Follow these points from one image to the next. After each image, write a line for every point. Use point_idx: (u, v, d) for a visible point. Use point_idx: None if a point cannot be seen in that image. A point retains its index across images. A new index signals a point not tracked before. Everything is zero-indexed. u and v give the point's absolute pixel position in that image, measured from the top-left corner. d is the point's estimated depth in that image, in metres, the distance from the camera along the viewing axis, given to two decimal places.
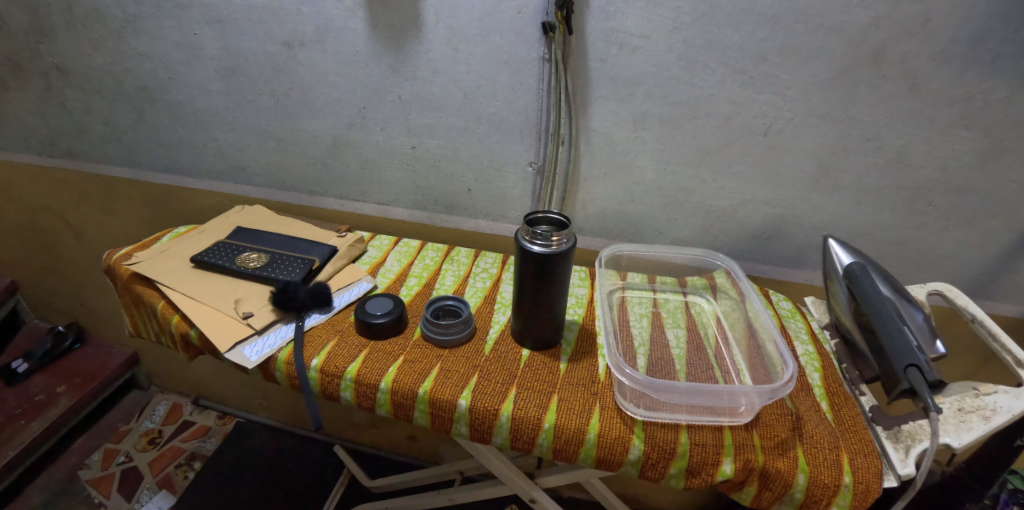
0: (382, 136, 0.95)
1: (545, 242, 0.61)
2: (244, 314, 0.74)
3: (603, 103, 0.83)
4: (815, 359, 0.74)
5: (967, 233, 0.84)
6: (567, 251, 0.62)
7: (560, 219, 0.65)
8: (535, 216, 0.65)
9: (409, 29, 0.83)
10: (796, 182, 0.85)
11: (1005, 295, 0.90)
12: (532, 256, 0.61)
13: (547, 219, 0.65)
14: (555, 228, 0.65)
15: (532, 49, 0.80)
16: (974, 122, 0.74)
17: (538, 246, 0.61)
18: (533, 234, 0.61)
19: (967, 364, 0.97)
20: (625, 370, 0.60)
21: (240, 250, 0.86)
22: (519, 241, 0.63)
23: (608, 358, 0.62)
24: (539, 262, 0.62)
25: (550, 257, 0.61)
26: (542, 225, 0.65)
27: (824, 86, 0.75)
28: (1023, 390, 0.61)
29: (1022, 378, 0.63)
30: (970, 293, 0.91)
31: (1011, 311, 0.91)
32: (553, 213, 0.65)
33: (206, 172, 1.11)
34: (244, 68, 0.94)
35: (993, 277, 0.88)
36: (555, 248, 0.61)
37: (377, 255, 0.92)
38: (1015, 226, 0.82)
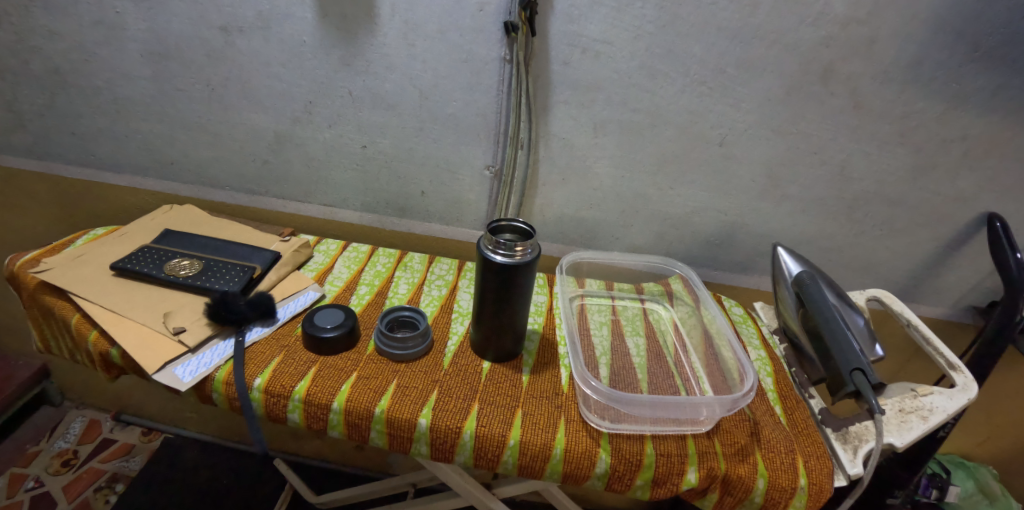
0: (329, 134, 0.89)
1: (507, 252, 0.59)
2: (174, 329, 0.67)
3: (563, 108, 0.81)
4: (768, 364, 0.77)
5: (897, 242, 0.90)
6: (531, 261, 0.60)
7: (526, 228, 0.62)
8: (498, 223, 0.62)
9: (361, 21, 0.78)
10: (747, 191, 0.87)
11: (927, 299, 0.97)
12: (495, 267, 0.59)
13: (511, 227, 0.63)
14: (520, 236, 0.63)
15: (493, 49, 0.77)
16: (908, 139, 0.79)
17: (501, 256, 0.59)
18: (495, 244, 0.59)
19: (894, 363, 1.04)
20: (591, 382, 0.59)
21: (169, 256, 0.78)
22: (481, 251, 0.61)
23: (573, 369, 0.61)
24: (503, 273, 0.60)
25: (514, 268, 0.59)
26: (506, 233, 0.63)
27: (777, 100, 0.78)
28: (955, 391, 0.65)
29: (954, 379, 0.67)
30: (899, 296, 0.97)
31: (932, 313, 0.99)
32: (517, 221, 0.63)
33: (129, 166, 1.00)
34: (175, 54, 0.86)
35: (919, 282, 0.95)
36: (518, 259, 0.59)
37: (325, 261, 0.86)
38: (937, 236, 0.89)
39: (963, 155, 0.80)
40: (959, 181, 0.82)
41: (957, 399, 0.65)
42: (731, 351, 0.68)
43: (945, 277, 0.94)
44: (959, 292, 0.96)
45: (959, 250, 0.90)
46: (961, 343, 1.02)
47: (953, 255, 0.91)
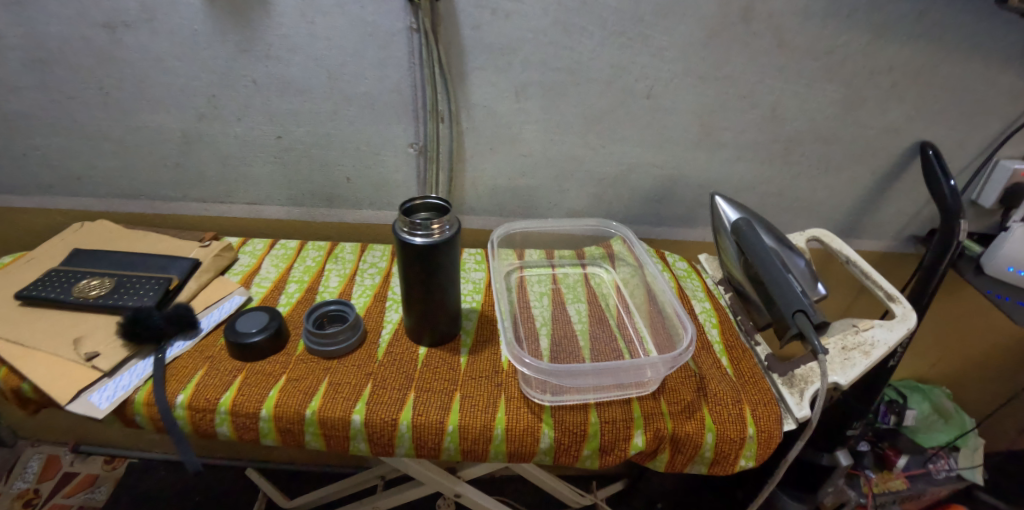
0: (240, 128, 0.83)
1: (426, 232, 0.56)
2: (87, 356, 0.62)
3: (480, 75, 0.77)
4: (713, 316, 0.75)
5: (835, 180, 0.90)
6: (452, 238, 0.58)
7: (442, 203, 0.59)
8: (411, 202, 0.58)
9: (253, 2, 0.72)
10: (680, 142, 0.85)
11: (867, 232, 0.99)
12: (416, 250, 0.56)
13: (425, 205, 0.59)
14: (436, 213, 0.59)
15: (397, 18, 0.72)
16: (836, 75, 0.78)
17: (420, 238, 0.56)
18: (412, 226, 0.55)
19: (839, 303, 1.06)
20: (525, 360, 0.56)
21: (76, 277, 0.72)
22: (397, 235, 0.57)
23: (507, 349, 0.58)
24: (424, 255, 0.57)
25: (436, 248, 0.57)
26: (421, 212, 0.59)
27: (699, 45, 0.76)
28: (894, 323, 0.66)
29: (893, 311, 0.67)
30: (842, 232, 0.98)
31: (874, 246, 1.00)
32: (431, 198, 0.59)
33: (32, 187, 0.91)
34: (59, 59, 0.78)
35: (860, 216, 0.96)
36: (437, 237, 0.57)
37: (251, 262, 0.81)
38: (873, 170, 0.89)
39: (889, 86, 0.79)
40: (887, 113, 0.82)
41: (897, 330, 0.65)
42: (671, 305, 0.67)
43: (884, 209, 0.95)
44: (898, 223, 0.97)
45: (894, 182, 0.91)
46: (904, 271, 1.05)
47: (889, 186, 0.92)
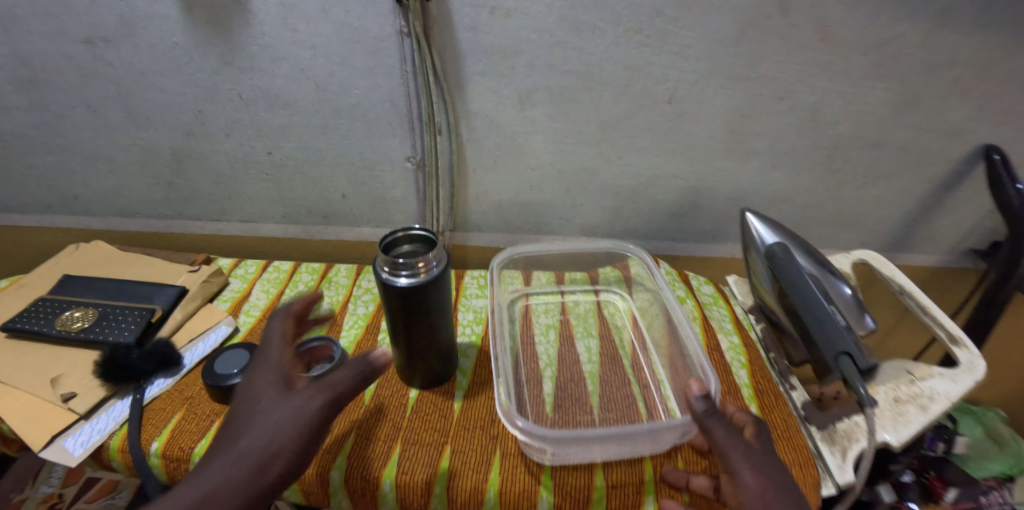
0: (229, 144, 0.78)
1: (411, 272, 0.49)
2: (63, 396, 0.59)
3: (479, 81, 0.69)
4: (741, 354, 0.66)
5: (885, 189, 0.80)
6: (441, 274, 0.51)
7: (427, 234, 0.53)
8: (392, 236, 0.52)
9: (231, 10, 0.65)
10: (707, 150, 0.76)
11: (921, 245, 0.88)
12: (401, 293, 0.49)
13: (408, 237, 0.53)
14: (421, 246, 0.53)
15: (386, 22, 0.65)
16: (888, 71, 0.68)
17: (405, 280, 0.49)
18: (394, 267, 0.48)
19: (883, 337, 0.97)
20: (517, 423, 0.48)
21: (60, 308, 0.69)
22: (380, 278, 0.50)
23: (499, 405, 0.51)
24: (409, 298, 0.50)
25: (424, 288, 0.50)
26: (404, 246, 0.53)
27: (730, 41, 0.66)
28: (959, 373, 0.56)
29: (958, 356, 0.57)
30: (890, 245, 0.88)
31: (928, 261, 0.90)
32: (414, 228, 0.53)
33: (31, 206, 0.89)
34: (42, 77, 0.74)
35: (912, 228, 0.85)
36: (424, 276, 0.50)
37: (241, 287, 0.77)
38: (930, 178, 0.78)
39: (953, 82, 0.68)
40: (949, 113, 0.71)
41: (962, 381, 0.55)
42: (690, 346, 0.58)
43: (942, 220, 0.84)
44: (957, 235, 0.85)
45: (955, 190, 0.79)
46: (965, 288, 0.93)
47: (949, 195, 0.80)
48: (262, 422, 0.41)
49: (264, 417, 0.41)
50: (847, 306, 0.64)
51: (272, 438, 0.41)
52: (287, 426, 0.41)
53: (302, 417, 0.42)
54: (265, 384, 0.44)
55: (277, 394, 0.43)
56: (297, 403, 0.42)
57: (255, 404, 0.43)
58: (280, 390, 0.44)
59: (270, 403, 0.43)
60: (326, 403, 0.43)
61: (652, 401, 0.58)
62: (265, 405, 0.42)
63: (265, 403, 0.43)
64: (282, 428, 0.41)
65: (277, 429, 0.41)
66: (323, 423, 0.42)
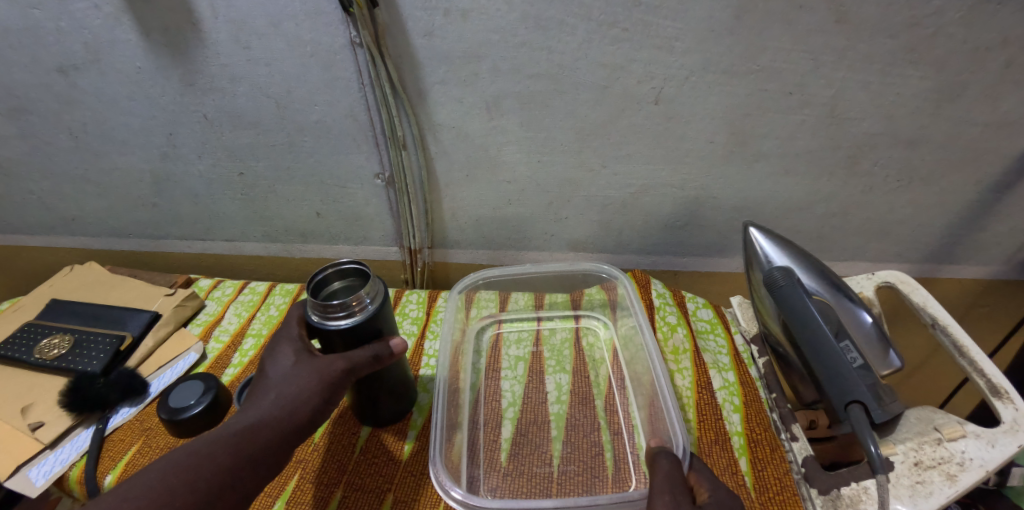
0: (202, 165, 0.77)
1: (347, 311, 0.44)
2: (31, 425, 0.59)
3: (441, 89, 0.63)
4: (735, 395, 0.58)
5: (922, 192, 0.70)
6: (381, 308, 0.46)
7: (359, 266, 0.48)
8: (320, 274, 0.47)
9: (183, 30, 0.63)
10: (706, 156, 0.67)
11: (971, 257, 0.77)
12: (341, 336, 0.44)
13: (339, 271, 0.49)
14: (356, 279, 0.49)
15: (338, 33, 0.60)
16: (922, 55, 0.57)
17: (341, 321, 0.44)
18: (326, 309, 0.43)
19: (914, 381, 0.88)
20: (451, 494, 0.44)
21: (41, 333, 0.69)
22: (313, 323, 0.45)
23: (434, 469, 0.47)
24: (350, 341, 0.45)
25: (364, 328, 0.45)
26: (336, 283, 0.49)
27: (724, 31, 0.57)
28: (998, 436, 0.48)
29: (999, 413, 0.50)
30: (930, 257, 0.78)
31: (979, 273, 0.79)
32: (344, 261, 0.48)
33: (33, 229, 0.91)
34: (23, 105, 0.74)
35: (958, 235, 0.74)
36: (361, 314, 0.45)
37: (216, 311, 0.76)
38: (977, 178, 0.67)
39: (1005, 65, 0.57)
40: (999, 103, 0.60)
41: (1002, 446, 0.48)
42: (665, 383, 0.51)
43: (992, 226, 0.73)
44: (1012, 244, 0.75)
45: (1005, 190, 0.68)
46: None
47: (1002, 197, 0.69)
48: (285, 380, 0.42)
49: (285, 376, 0.42)
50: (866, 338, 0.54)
51: (289, 392, 0.41)
52: (305, 384, 0.42)
53: (321, 377, 0.42)
54: (288, 348, 0.44)
55: (300, 357, 0.43)
56: (316, 370, 0.43)
57: (279, 362, 0.43)
58: (304, 353, 0.44)
59: (292, 364, 0.43)
60: (344, 367, 0.43)
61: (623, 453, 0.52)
62: (287, 365, 0.43)
63: (288, 364, 0.43)
64: (301, 384, 0.42)
65: (295, 385, 0.42)
66: (340, 383, 0.43)
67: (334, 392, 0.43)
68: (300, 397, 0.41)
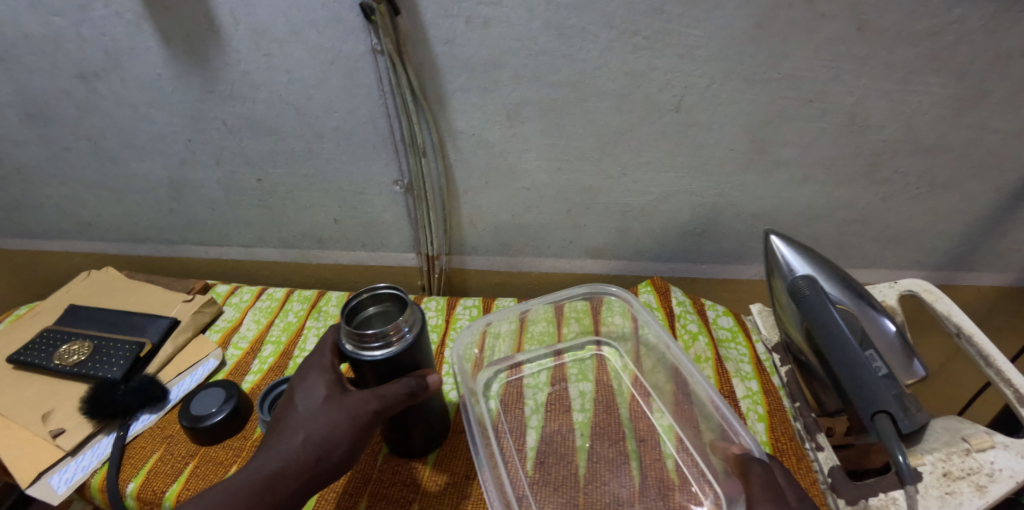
0: (220, 171, 0.77)
1: (383, 342, 0.43)
2: (52, 432, 0.59)
3: (462, 97, 0.63)
4: (759, 404, 0.59)
5: (942, 199, 0.69)
6: (416, 339, 0.45)
7: (395, 291, 0.46)
8: (356, 299, 0.46)
9: (205, 37, 0.63)
10: (727, 163, 0.67)
11: (990, 265, 0.77)
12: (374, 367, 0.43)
13: (375, 295, 0.47)
14: (391, 304, 0.47)
15: (359, 41, 0.60)
16: (941, 63, 0.57)
17: (377, 353, 0.43)
18: (362, 339, 0.42)
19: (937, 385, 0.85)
20: None
21: (61, 339, 0.70)
22: (347, 352, 0.44)
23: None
24: (382, 371, 0.44)
25: (399, 358, 0.44)
26: (371, 307, 0.47)
27: (745, 39, 0.57)
28: None
29: None
30: (948, 264, 0.77)
31: (998, 281, 0.79)
32: (381, 286, 0.46)
33: (50, 235, 0.91)
34: (43, 112, 0.74)
35: (977, 242, 0.74)
36: (398, 344, 0.44)
37: (234, 317, 0.76)
38: (996, 185, 0.67)
39: None
40: (1020, 111, 0.60)
41: None
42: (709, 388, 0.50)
43: (1013, 233, 0.72)
44: None
45: None
46: None
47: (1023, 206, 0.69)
48: (314, 417, 0.42)
49: (316, 413, 0.42)
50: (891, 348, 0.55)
51: (317, 433, 0.41)
52: (337, 424, 0.41)
53: (352, 417, 0.42)
54: (320, 379, 0.44)
55: (331, 394, 0.43)
56: (349, 407, 0.42)
57: (310, 396, 0.43)
58: (335, 388, 0.43)
59: (324, 400, 0.43)
60: (378, 408, 0.42)
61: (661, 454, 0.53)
62: (319, 400, 0.43)
63: (319, 400, 0.43)
64: (333, 423, 0.41)
65: (323, 425, 0.41)
66: (371, 424, 0.42)
67: (367, 432, 0.42)
68: (328, 439, 0.41)
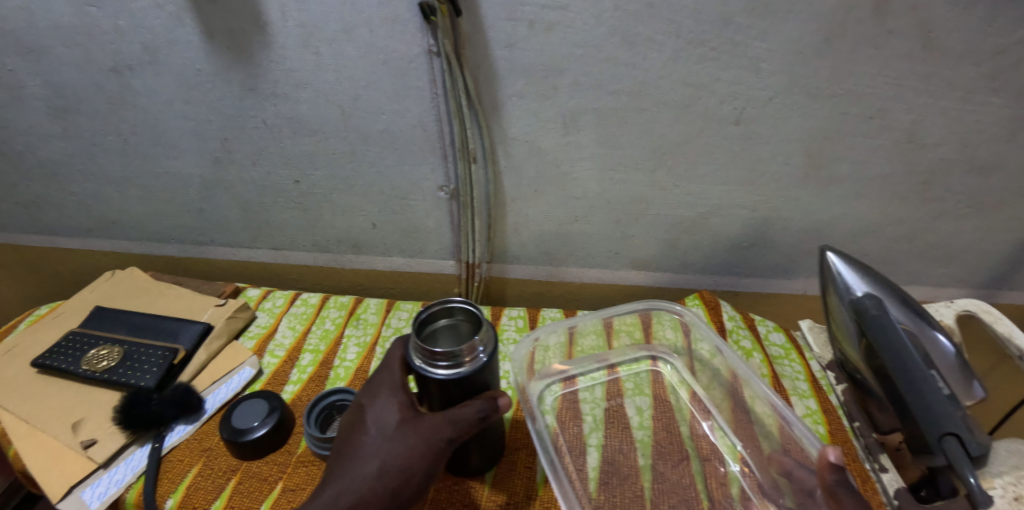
0: (256, 172, 0.75)
1: (452, 361, 0.40)
2: (83, 442, 0.56)
3: (517, 103, 0.62)
4: (819, 423, 0.58)
5: (992, 218, 0.69)
6: (488, 362, 0.42)
7: (468, 306, 0.45)
8: (428, 310, 0.44)
9: (250, 33, 0.60)
10: (781, 177, 0.66)
11: None
12: (440, 387, 0.40)
13: (448, 308, 0.45)
14: (463, 320, 0.45)
15: (414, 42, 0.58)
16: (1005, 82, 0.56)
17: (444, 372, 0.40)
18: (432, 356, 0.40)
19: None
20: None
21: (88, 344, 0.67)
22: (415, 366, 0.42)
23: None
24: (450, 390, 0.41)
25: (467, 380, 0.41)
26: (441, 320, 0.45)
27: (813, 52, 0.56)
28: None
29: None
30: (990, 282, 0.77)
31: None
32: (457, 299, 0.45)
33: (71, 232, 0.88)
34: (72, 106, 0.71)
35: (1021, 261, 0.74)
36: (469, 365, 0.41)
37: (268, 324, 0.74)
38: None
39: None
40: None
41: None
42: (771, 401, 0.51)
43: None
44: None
45: None
46: None
47: None
48: (388, 444, 0.40)
49: (391, 439, 0.40)
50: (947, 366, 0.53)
51: (393, 461, 0.40)
52: (412, 451, 0.40)
53: (427, 445, 0.40)
54: (393, 402, 0.43)
55: (404, 419, 0.41)
56: (424, 433, 0.40)
57: (385, 420, 0.42)
58: (408, 412, 0.42)
59: (397, 425, 0.41)
60: (450, 435, 0.40)
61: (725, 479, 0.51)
62: (393, 425, 0.41)
63: (393, 424, 0.41)
64: (408, 450, 0.40)
65: (399, 452, 0.40)
66: (444, 451, 0.40)
67: (439, 459, 0.40)
68: (404, 468, 0.40)
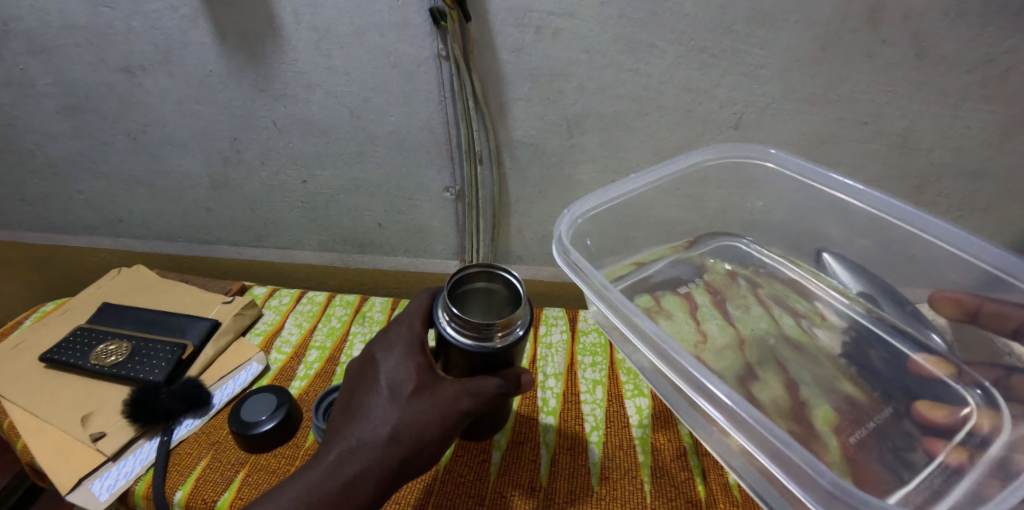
0: (264, 172, 0.76)
1: (482, 334, 0.40)
2: (93, 435, 0.57)
3: (523, 106, 0.64)
4: None
5: (981, 222, 0.71)
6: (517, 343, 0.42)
7: (511, 279, 0.44)
8: (468, 270, 0.44)
9: (262, 35, 0.62)
10: None
11: None
12: (464, 354, 0.41)
13: (490, 273, 0.45)
14: (500, 288, 0.45)
15: (424, 46, 0.60)
16: (994, 91, 0.58)
17: (470, 341, 0.40)
18: (464, 324, 0.40)
19: None
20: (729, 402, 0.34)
21: (95, 340, 0.67)
22: (443, 326, 0.42)
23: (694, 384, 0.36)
24: (473, 361, 0.42)
25: (490, 356, 0.41)
26: (479, 283, 0.45)
27: (809, 61, 0.58)
28: None
29: None
30: None
31: None
32: (505, 268, 0.44)
33: (78, 229, 0.89)
34: (83, 104, 0.72)
35: None
36: (498, 343, 0.41)
37: (274, 321, 0.75)
38: None
39: None
40: None
41: None
42: (932, 235, 0.50)
43: None
44: None
45: None
46: None
47: None
48: (403, 406, 0.41)
49: (407, 401, 0.41)
50: (983, 315, 0.48)
51: (409, 424, 0.40)
52: (428, 415, 0.41)
53: (443, 413, 0.41)
54: (412, 363, 0.43)
55: (422, 384, 0.42)
56: (442, 399, 0.41)
57: (402, 380, 0.42)
58: (428, 376, 0.43)
59: (415, 387, 0.42)
60: (468, 408, 0.42)
61: (773, 402, 0.48)
62: (410, 388, 0.42)
63: (410, 386, 0.42)
64: (424, 413, 0.41)
65: (415, 415, 0.41)
66: (459, 422, 0.41)
67: (452, 428, 0.41)
68: (418, 432, 0.40)
